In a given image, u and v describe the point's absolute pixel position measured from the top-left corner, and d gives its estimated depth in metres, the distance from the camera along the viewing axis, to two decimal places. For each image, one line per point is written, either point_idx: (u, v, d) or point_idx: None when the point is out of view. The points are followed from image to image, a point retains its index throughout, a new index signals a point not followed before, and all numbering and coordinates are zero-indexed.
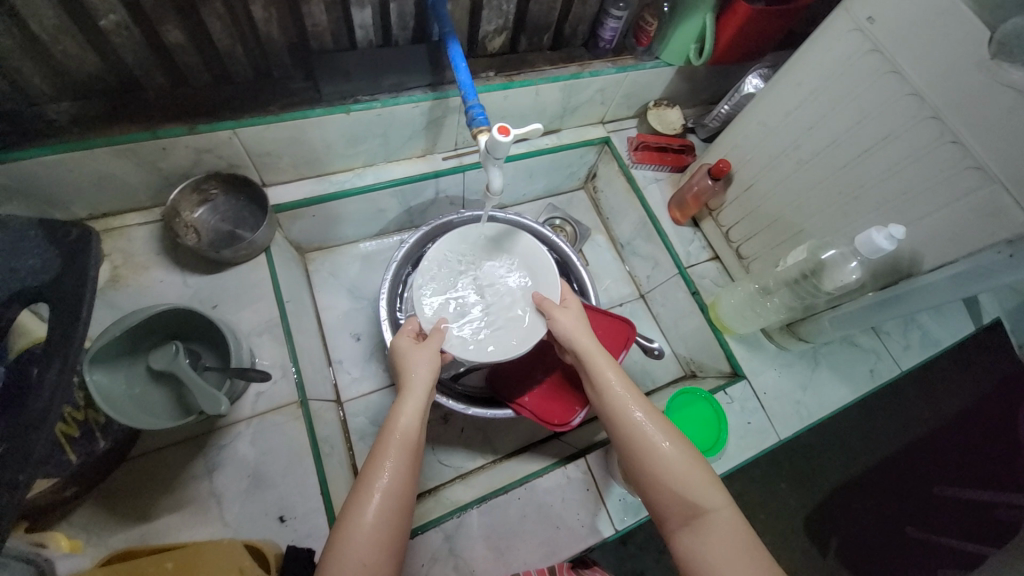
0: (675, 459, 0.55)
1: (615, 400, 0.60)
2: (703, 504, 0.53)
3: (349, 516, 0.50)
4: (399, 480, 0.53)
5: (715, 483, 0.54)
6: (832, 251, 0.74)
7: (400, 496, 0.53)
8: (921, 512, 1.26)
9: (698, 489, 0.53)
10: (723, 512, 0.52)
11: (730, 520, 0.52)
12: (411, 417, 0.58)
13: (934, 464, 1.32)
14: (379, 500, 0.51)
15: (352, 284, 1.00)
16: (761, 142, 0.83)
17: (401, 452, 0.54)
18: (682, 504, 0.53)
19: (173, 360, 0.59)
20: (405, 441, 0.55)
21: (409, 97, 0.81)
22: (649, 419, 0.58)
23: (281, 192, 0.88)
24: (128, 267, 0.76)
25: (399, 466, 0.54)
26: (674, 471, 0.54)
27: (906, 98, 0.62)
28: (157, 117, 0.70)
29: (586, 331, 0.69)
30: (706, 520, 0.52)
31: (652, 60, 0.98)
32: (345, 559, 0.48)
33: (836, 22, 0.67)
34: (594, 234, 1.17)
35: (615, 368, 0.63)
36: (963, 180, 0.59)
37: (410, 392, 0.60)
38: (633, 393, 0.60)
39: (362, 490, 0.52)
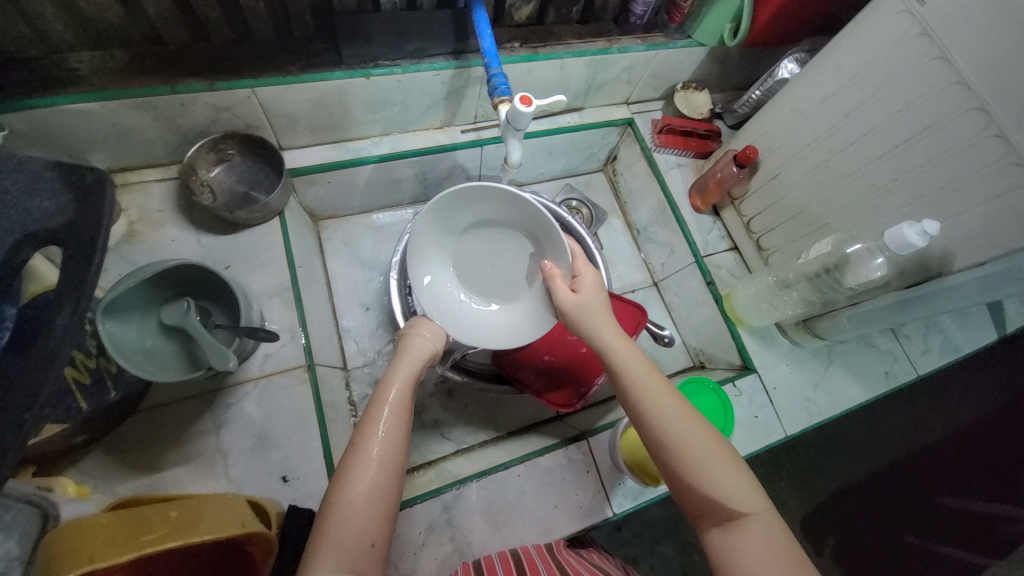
0: (711, 461, 0.53)
1: (644, 397, 0.57)
2: (740, 506, 0.51)
3: (342, 486, 0.49)
4: (394, 447, 0.53)
5: (753, 484, 0.52)
6: (858, 246, 0.71)
7: (396, 463, 0.52)
8: (921, 520, 1.26)
9: (735, 494, 0.51)
10: (761, 515, 0.51)
11: (768, 524, 0.50)
12: (401, 387, 0.58)
13: (939, 473, 1.30)
14: (374, 467, 0.51)
15: (363, 254, 0.99)
16: (792, 129, 0.80)
17: (394, 421, 0.54)
18: (717, 507, 0.51)
19: (184, 316, 0.60)
20: (396, 411, 0.55)
21: (431, 65, 0.79)
22: (681, 420, 0.55)
23: (298, 156, 0.87)
24: (144, 222, 0.76)
25: (391, 434, 0.53)
26: (710, 473, 0.52)
27: (952, 87, 0.58)
28: (177, 70, 0.69)
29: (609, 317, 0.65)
30: (745, 524, 0.50)
31: (683, 40, 0.95)
32: (342, 526, 0.47)
33: (884, 2, 0.63)
34: (610, 219, 1.15)
35: (643, 363, 0.60)
36: (1006, 176, 0.56)
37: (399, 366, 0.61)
38: (662, 391, 0.57)
39: (355, 459, 0.51)
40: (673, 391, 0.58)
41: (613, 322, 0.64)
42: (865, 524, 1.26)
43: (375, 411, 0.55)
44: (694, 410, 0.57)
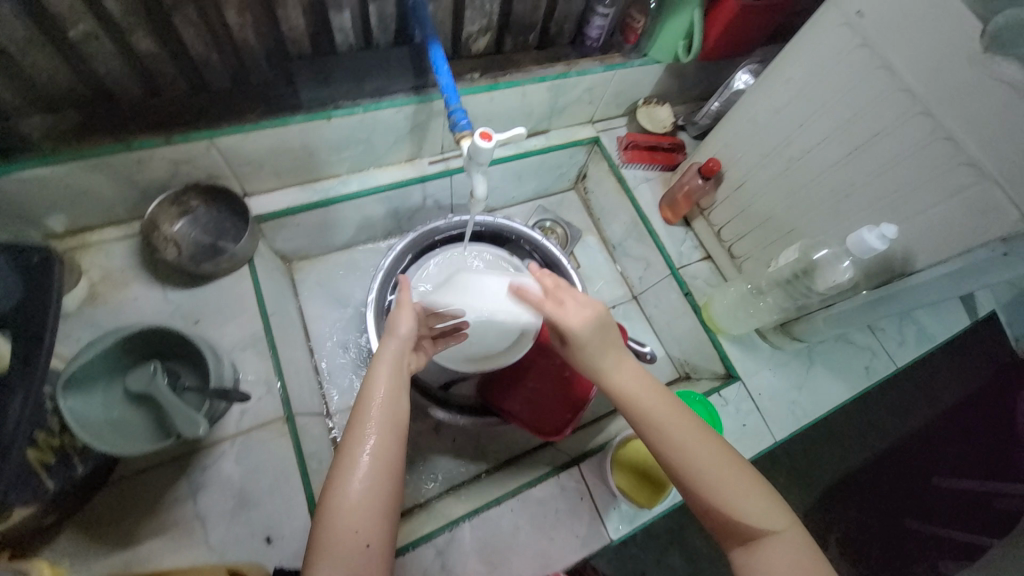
0: (731, 487, 0.53)
1: (658, 433, 0.55)
2: (765, 526, 0.52)
3: (334, 489, 0.49)
4: (386, 451, 0.51)
5: (773, 502, 0.53)
6: (824, 251, 0.72)
7: (387, 465, 0.51)
8: (920, 503, 1.25)
9: (756, 514, 0.52)
10: (783, 533, 0.52)
11: (790, 540, 0.51)
12: (389, 381, 0.55)
13: (931, 455, 1.31)
14: (365, 474, 0.49)
15: (339, 292, 0.98)
16: (751, 140, 0.82)
17: (381, 423, 0.52)
18: (740, 529, 0.52)
19: (151, 381, 0.58)
20: (383, 414, 0.53)
21: (392, 102, 0.78)
22: (697, 446, 0.54)
23: (264, 201, 0.86)
24: (107, 283, 0.74)
25: (380, 434, 0.52)
26: (732, 498, 0.52)
27: (896, 94, 0.60)
28: (131, 127, 0.68)
29: (615, 346, 0.61)
30: (769, 545, 0.51)
31: (640, 58, 0.96)
32: (335, 529, 0.47)
33: (825, 17, 0.65)
34: (585, 236, 1.16)
35: (651, 390, 0.58)
36: (956, 177, 0.58)
37: (384, 357, 0.58)
38: (674, 419, 0.56)
39: (344, 463, 0.50)
40: (688, 418, 0.57)
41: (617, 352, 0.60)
42: (865, 514, 1.26)
43: (361, 412, 0.53)
44: (708, 431, 0.56)
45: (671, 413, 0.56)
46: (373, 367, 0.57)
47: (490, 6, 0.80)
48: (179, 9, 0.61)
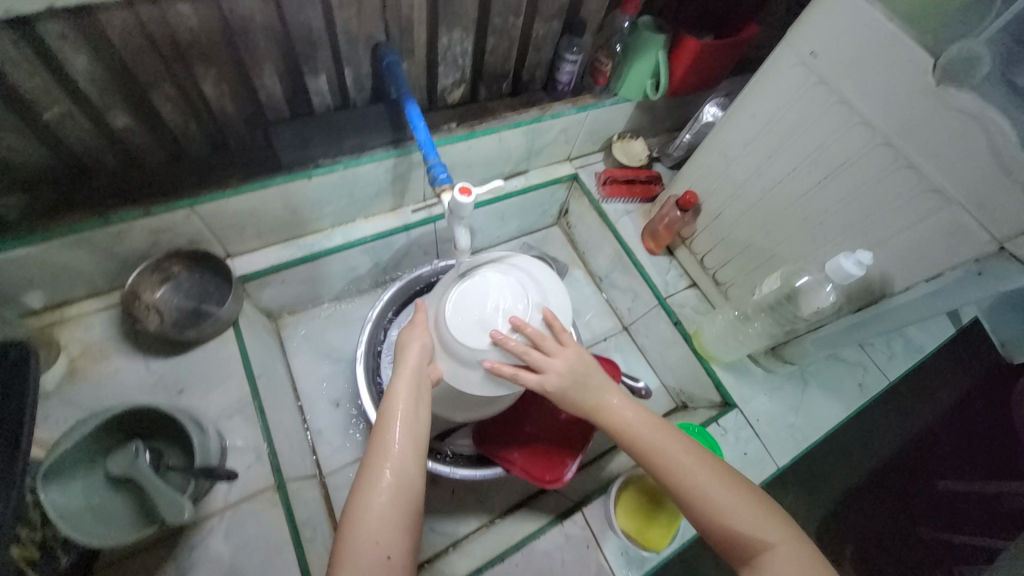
0: (725, 501, 0.54)
1: (653, 453, 0.58)
2: (769, 537, 0.52)
3: (358, 499, 0.50)
4: (409, 467, 0.53)
5: (770, 515, 0.54)
6: (806, 278, 0.74)
7: (412, 478, 0.53)
8: (929, 510, 1.27)
9: (758, 524, 0.53)
10: (783, 545, 0.52)
11: (794, 550, 0.52)
12: (410, 397, 0.56)
13: (934, 458, 1.32)
14: (386, 485, 0.51)
15: (327, 345, 0.96)
16: (724, 172, 0.84)
17: (403, 440, 0.54)
18: (744, 544, 0.53)
19: (133, 462, 0.56)
20: (407, 431, 0.54)
21: (371, 157, 0.80)
22: (691, 459, 0.57)
23: (248, 260, 0.85)
24: (86, 357, 0.73)
25: (403, 448, 0.53)
26: (730, 509, 0.54)
27: (856, 126, 0.63)
28: (110, 201, 0.68)
29: (599, 383, 0.62)
30: (769, 558, 0.51)
31: (611, 98, 0.99)
32: (357, 540, 0.48)
33: (781, 56, 0.68)
34: (572, 269, 1.17)
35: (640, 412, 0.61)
36: (924, 203, 0.60)
37: (405, 369, 0.59)
38: (666, 435, 0.59)
39: (366, 475, 0.52)
40: (679, 435, 0.60)
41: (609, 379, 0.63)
42: (875, 526, 1.26)
43: (383, 427, 0.54)
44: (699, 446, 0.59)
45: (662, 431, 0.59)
46: (395, 383, 0.58)
47: (462, 60, 0.82)
48: (156, 85, 0.61)
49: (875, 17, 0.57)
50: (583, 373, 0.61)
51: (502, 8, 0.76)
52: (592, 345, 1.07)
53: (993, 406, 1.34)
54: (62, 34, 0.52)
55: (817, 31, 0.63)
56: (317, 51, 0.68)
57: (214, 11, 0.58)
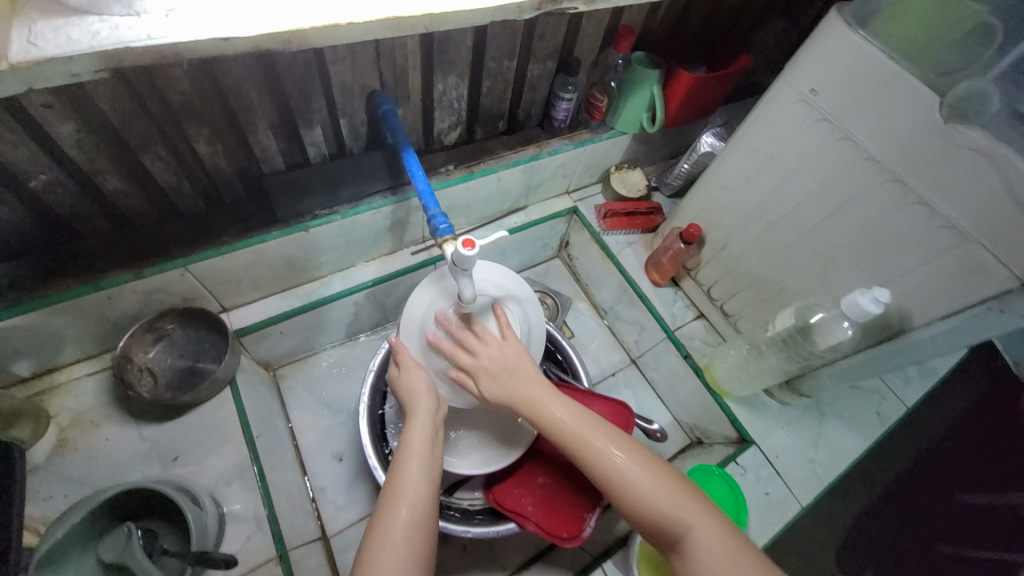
0: (653, 491, 0.56)
1: (582, 448, 0.59)
2: (685, 520, 0.54)
3: (374, 546, 0.53)
4: (420, 505, 0.56)
5: (692, 500, 0.56)
6: (820, 315, 0.72)
7: (424, 516, 0.56)
8: (946, 525, 1.22)
9: (675, 509, 0.55)
10: (704, 527, 0.54)
11: (707, 531, 0.54)
12: (424, 449, 0.60)
13: (949, 469, 1.27)
14: (405, 530, 0.54)
15: (328, 395, 0.93)
16: (727, 205, 0.83)
17: (417, 482, 0.57)
18: (664, 528, 0.55)
19: (125, 547, 0.53)
20: (420, 474, 0.58)
21: (369, 206, 0.79)
22: (610, 446, 0.59)
23: (244, 313, 0.83)
24: (76, 426, 0.70)
25: (416, 486, 0.57)
26: (648, 495, 0.56)
27: (863, 162, 0.62)
28: (101, 264, 0.65)
29: (529, 391, 0.62)
30: (691, 542, 0.53)
31: (607, 132, 0.99)
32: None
33: (780, 93, 0.68)
34: (575, 302, 1.15)
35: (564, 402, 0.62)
36: (937, 239, 0.59)
37: (416, 411, 0.63)
38: (587, 424, 0.61)
39: (384, 522, 0.54)
40: (602, 425, 0.62)
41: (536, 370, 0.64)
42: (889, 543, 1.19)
43: (399, 472, 0.58)
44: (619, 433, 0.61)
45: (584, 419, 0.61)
46: (408, 429, 0.61)
47: (458, 104, 0.82)
48: (148, 147, 0.60)
49: (876, 56, 0.57)
50: (517, 373, 0.63)
51: (496, 52, 0.76)
52: (600, 381, 1.05)
53: (992, 415, 1.34)
54: (46, 104, 0.50)
55: (818, 70, 0.62)
56: (312, 104, 0.67)
57: (204, 72, 0.57)
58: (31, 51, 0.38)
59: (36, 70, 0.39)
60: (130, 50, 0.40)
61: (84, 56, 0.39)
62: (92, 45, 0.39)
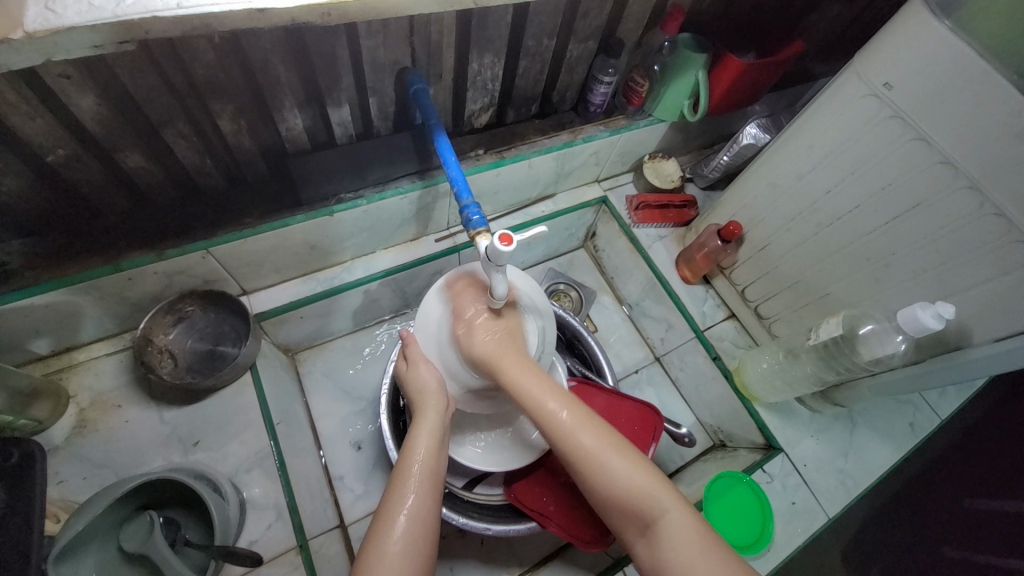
0: (625, 473, 0.54)
1: (555, 425, 0.56)
2: (656, 508, 0.52)
3: (373, 546, 0.50)
4: (423, 503, 0.53)
5: (663, 484, 0.54)
6: (870, 326, 0.69)
7: (427, 517, 0.53)
8: (956, 529, 1.18)
9: (648, 495, 0.53)
10: (674, 513, 0.51)
11: (680, 520, 0.51)
12: (429, 452, 0.57)
13: (962, 475, 1.23)
14: (403, 527, 0.51)
15: (346, 382, 0.92)
16: (773, 204, 0.78)
17: (422, 483, 0.55)
18: (636, 514, 0.52)
19: (147, 537, 0.53)
20: (422, 475, 0.55)
21: (396, 190, 0.75)
22: (586, 427, 0.56)
23: (265, 297, 0.81)
24: (96, 407, 0.69)
25: (417, 479, 0.55)
26: (620, 479, 0.53)
27: (936, 166, 0.57)
28: (121, 244, 0.63)
29: (518, 358, 0.60)
30: (660, 527, 0.51)
31: (645, 119, 0.93)
32: None
33: (847, 85, 0.62)
34: (600, 296, 1.11)
35: (540, 378, 0.59)
36: (1011, 254, 0.55)
37: (424, 410, 0.60)
38: (562, 400, 0.58)
39: (382, 520, 0.52)
40: (579, 404, 0.59)
41: (515, 346, 0.61)
42: (899, 546, 1.17)
43: (403, 469, 0.56)
44: (596, 415, 0.59)
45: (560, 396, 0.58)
46: (416, 428, 0.59)
47: (492, 84, 0.77)
48: (169, 123, 0.57)
49: (964, 51, 0.51)
50: (514, 343, 0.62)
51: (536, 30, 0.71)
52: (623, 379, 1.02)
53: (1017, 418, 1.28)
54: (64, 74, 0.47)
55: (893, 63, 0.57)
56: (340, 81, 0.63)
57: (230, 43, 0.53)
58: (49, 17, 0.35)
59: (54, 39, 0.35)
60: (157, 20, 0.37)
61: (106, 26, 0.36)
62: (115, 13, 0.36)
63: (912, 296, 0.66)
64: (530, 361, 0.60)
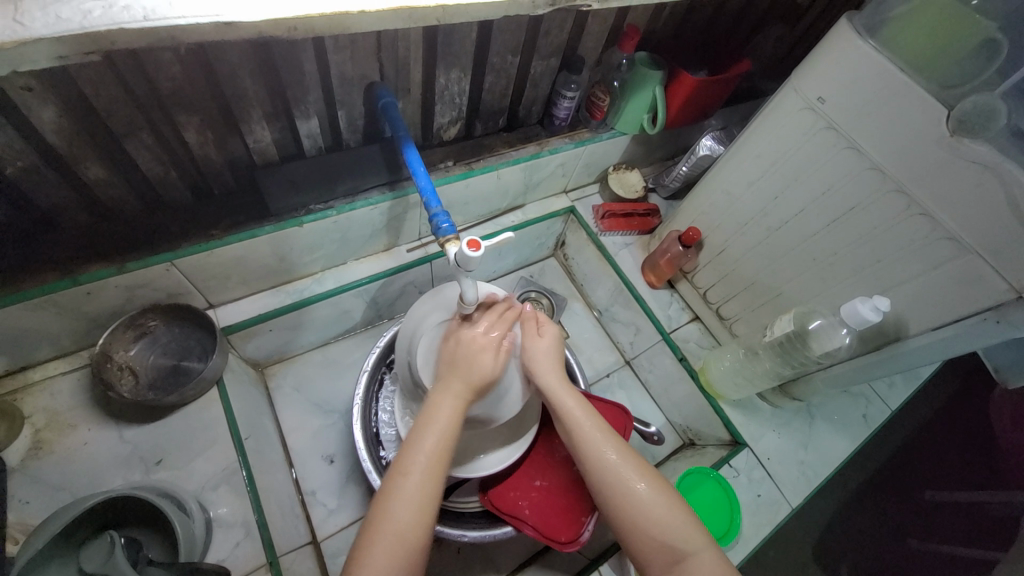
0: (656, 506, 0.55)
1: (591, 449, 0.59)
2: (683, 546, 0.54)
3: (382, 510, 0.51)
4: (432, 472, 0.53)
5: (694, 523, 0.55)
6: (818, 321, 0.74)
7: (426, 506, 0.52)
8: (920, 522, 1.23)
9: (678, 533, 0.54)
10: (703, 554, 0.54)
11: (709, 562, 0.53)
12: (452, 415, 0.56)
13: (922, 468, 1.30)
14: (412, 492, 0.52)
15: (318, 396, 0.91)
16: (728, 210, 0.83)
17: (432, 458, 0.54)
18: (665, 550, 0.54)
19: (108, 557, 0.51)
20: (442, 438, 0.55)
21: (366, 201, 0.76)
22: (623, 460, 0.58)
23: (232, 310, 0.79)
24: (52, 428, 0.67)
25: (434, 443, 0.54)
26: (652, 513, 0.55)
27: (867, 171, 0.63)
28: (80, 258, 0.62)
29: (558, 377, 0.64)
30: (688, 564, 0.53)
31: (608, 132, 0.97)
32: (372, 554, 0.49)
33: (788, 99, 0.68)
34: (570, 303, 1.14)
35: (581, 402, 0.63)
36: (938, 250, 0.60)
37: (457, 388, 0.58)
38: (604, 431, 0.60)
39: (392, 483, 0.53)
40: (611, 431, 0.61)
41: (557, 367, 0.65)
42: (866, 539, 1.21)
43: (420, 429, 0.55)
44: (630, 445, 0.60)
45: (596, 423, 0.61)
46: (446, 385, 0.58)
47: (459, 99, 0.79)
48: (132, 134, 0.56)
49: (886, 66, 0.57)
50: (559, 362, 0.66)
51: (501, 47, 0.74)
52: (595, 382, 1.04)
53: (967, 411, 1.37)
54: (26, 87, 0.47)
55: (825, 78, 0.63)
56: (308, 93, 0.64)
57: (196, 56, 0.53)
58: (17, 29, 0.35)
59: (21, 50, 0.36)
60: (125, 31, 0.37)
61: (72, 37, 0.36)
62: (82, 25, 0.36)
63: (854, 291, 0.71)
64: (572, 384, 0.64)
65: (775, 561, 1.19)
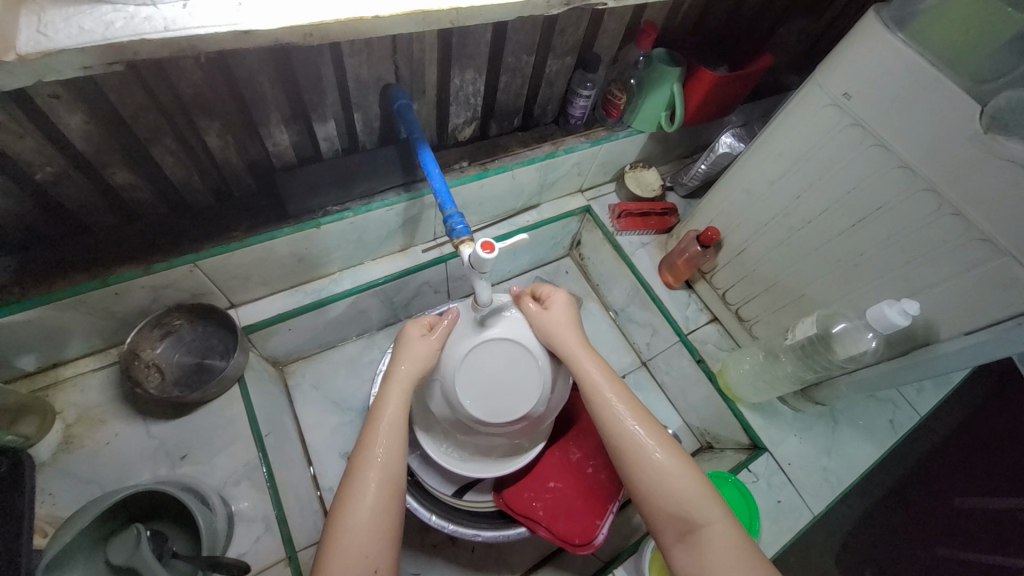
0: (671, 475, 0.55)
1: (607, 414, 0.59)
2: (697, 517, 0.52)
3: (345, 498, 0.53)
4: (390, 459, 0.55)
5: (712, 495, 0.54)
6: (843, 324, 0.72)
7: (388, 493, 0.53)
8: (947, 529, 1.18)
9: (693, 503, 0.53)
10: (718, 525, 0.52)
11: (725, 534, 0.52)
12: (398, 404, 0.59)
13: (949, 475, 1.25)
14: (372, 479, 0.53)
15: (336, 394, 0.93)
16: (749, 209, 0.81)
17: (388, 445, 0.56)
18: (679, 518, 0.53)
19: (134, 550, 0.53)
20: (394, 425, 0.57)
21: (382, 202, 0.77)
22: (640, 425, 0.58)
23: (253, 309, 0.81)
24: (83, 423, 0.70)
25: (389, 431, 0.57)
26: (665, 480, 0.54)
27: (895, 170, 0.60)
28: (108, 260, 0.64)
29: (579, 345, 0.64)
30: (703, 535, 0.52)
31: (624, 130, 0.96)
32: (342, 541, 0.50)
33: (811, 94, 0.66)
34: (586, 303, 1.13)
35: (601, 368, 0.62)
36: (971, 251, 0.57)
37: (400, 383, 0.61)
38: (624, 397, 0.60)
39: (355, 472, 0.54)
40: (631, 397, 0.61)
41: (579, 333, 0.65)
42: (890, 548, 1.17)
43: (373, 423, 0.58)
44: (648, 413, 0.60)
45: (617, 388, 0.60)
46: (389, 380, 0.61)
47: (474, 99, 0.79)
48: (157, 141, 0.58)
49: (917, 60, 0.54)
50: (579, 330, 0.66)
51: (516, 47, 0.73)
52: None
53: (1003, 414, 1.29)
54: (53, 94, 0.48)
55: (852, 73, 0.60)
56: (325, 97, 0.65)
57: (217, 64, 0.55)
58: (41, 41, 0.37)
59: (46, 62, 0.37)
60: (146, 42, 0.38)
61: (95, 48, 0.38)
62: (104, 36, 0.38)
63: (881, 293, 0.68)
64: (592, 350, 0.64)
65: (795, 567, 1.16)
